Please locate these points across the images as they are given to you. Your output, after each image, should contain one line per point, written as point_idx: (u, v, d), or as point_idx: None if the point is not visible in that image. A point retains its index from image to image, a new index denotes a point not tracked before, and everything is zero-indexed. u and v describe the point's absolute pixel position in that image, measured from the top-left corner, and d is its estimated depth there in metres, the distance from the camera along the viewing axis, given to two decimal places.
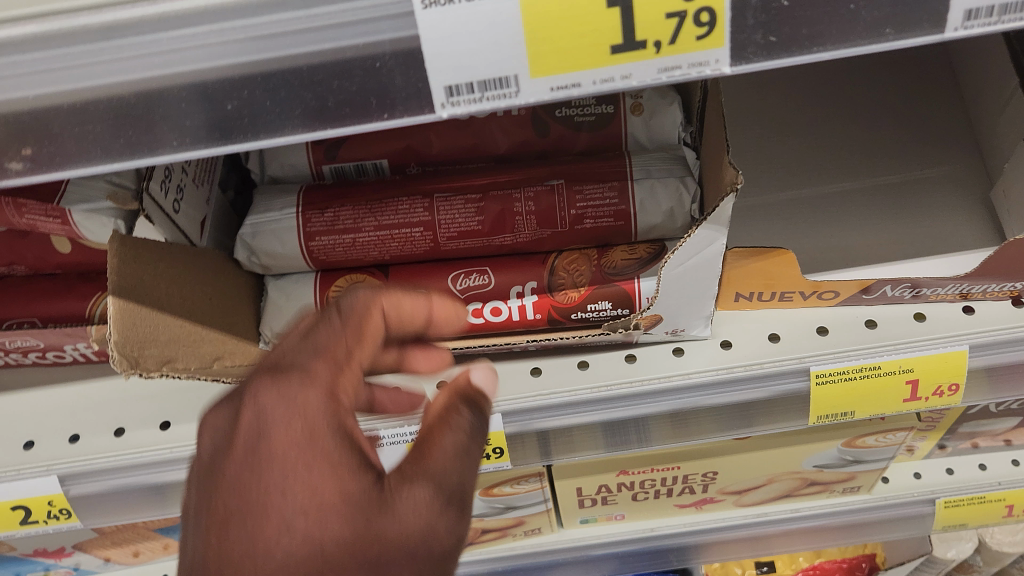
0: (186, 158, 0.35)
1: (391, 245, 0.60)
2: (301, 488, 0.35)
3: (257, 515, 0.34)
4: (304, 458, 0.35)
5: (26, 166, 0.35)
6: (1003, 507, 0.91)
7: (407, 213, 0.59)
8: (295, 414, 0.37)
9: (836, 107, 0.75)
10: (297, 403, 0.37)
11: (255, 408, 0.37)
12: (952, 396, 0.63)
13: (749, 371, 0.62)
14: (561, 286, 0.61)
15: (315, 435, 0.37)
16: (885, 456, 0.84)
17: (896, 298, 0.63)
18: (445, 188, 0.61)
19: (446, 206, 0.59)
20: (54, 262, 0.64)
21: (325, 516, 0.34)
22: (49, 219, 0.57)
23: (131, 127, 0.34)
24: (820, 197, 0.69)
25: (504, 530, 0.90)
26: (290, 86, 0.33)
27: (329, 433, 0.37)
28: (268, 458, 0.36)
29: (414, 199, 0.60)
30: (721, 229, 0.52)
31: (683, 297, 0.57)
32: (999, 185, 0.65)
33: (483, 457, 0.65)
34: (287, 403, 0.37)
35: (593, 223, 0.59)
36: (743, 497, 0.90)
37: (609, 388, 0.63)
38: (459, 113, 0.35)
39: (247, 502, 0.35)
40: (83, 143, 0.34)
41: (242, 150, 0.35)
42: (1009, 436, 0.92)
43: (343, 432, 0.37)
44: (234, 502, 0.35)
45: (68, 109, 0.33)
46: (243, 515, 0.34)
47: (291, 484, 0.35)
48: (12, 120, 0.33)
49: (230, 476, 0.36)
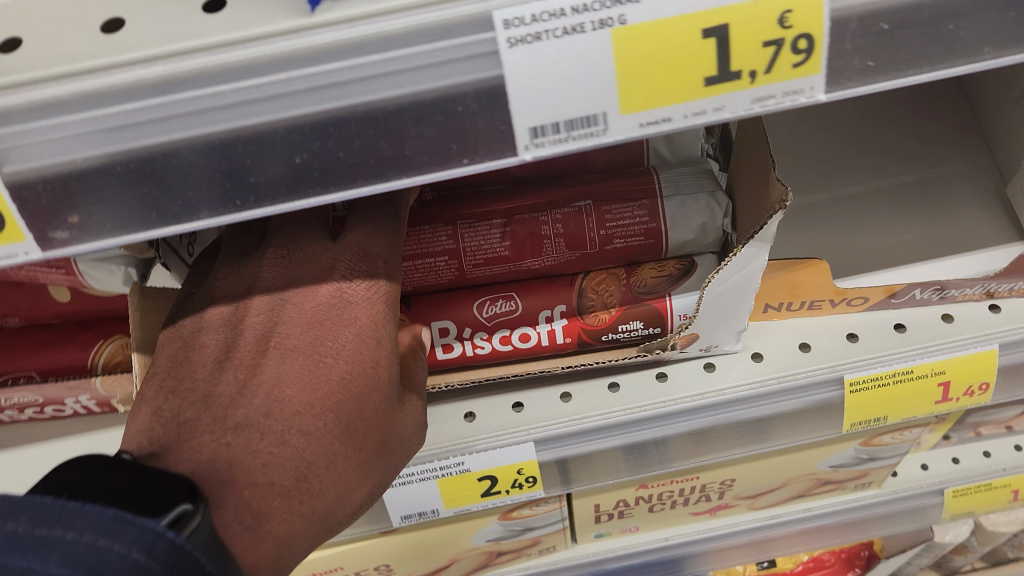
0: (249, 215, 0.32)
1: (415, 274, 0.58)
2: (290, 456, 0.41)
3: (248, 465, 0.40)
4: (298, 432, 0.42)
5: (71, 234, 0.32)
6: (1008, 493, 0.92)
7: (430, 243, 0.57)
8: (298, 388, 0.43)
9: (841, 106, 0.74)
10: (305, 378, 0.44)
11: (274, 365, 0.44)
12: (982, 395, 0.64)
13: (783, 383, 0.62)
14: (592, 309, 0.59)
15: (331, 406, 0.43)
16: (899, 452, 0.84)
17: (923, 300, 0.62)
18: (468, 213, 0.58)
19: (470, 233, 0.57)
20: (51, 312, 0.60)
21: (300, 480, 0.41)
22: (52, 270, 0.53)
23: (190, 186, 0.31)
24: (837, 200, 0.69)
25: (520, 550, 0.88)
26: (365, 136, 0.31)
27: (354, 402, 0.43)
28: (270, 416, 0.42)
29: (436, 227, 0.57)
30: (765, 246, 0.51)
31: (720, 313, 0.56)
32: (1016, 181, 0.64)
33: (516, 486, 0.63)
34: (294, 376, 0.44)
35: (623, 242, 0.57)
36: (757, 500, 0.90)
37: (642, 409, 0.62)
38: (542, 154, 0.33)
39: (236, 455, 0.40)
40: (137, 205, 0.31)
41: (308, 203, 0.33)
42: (1011, 422, 0.93)
43: (328, 415, 0.43)
44: (232, 445, 0.41)
45: (122, 171, 0.30)
46: (240, 463, 0.40)
47: (282, 446, 0.41)
48: (60, 185, 0.30)
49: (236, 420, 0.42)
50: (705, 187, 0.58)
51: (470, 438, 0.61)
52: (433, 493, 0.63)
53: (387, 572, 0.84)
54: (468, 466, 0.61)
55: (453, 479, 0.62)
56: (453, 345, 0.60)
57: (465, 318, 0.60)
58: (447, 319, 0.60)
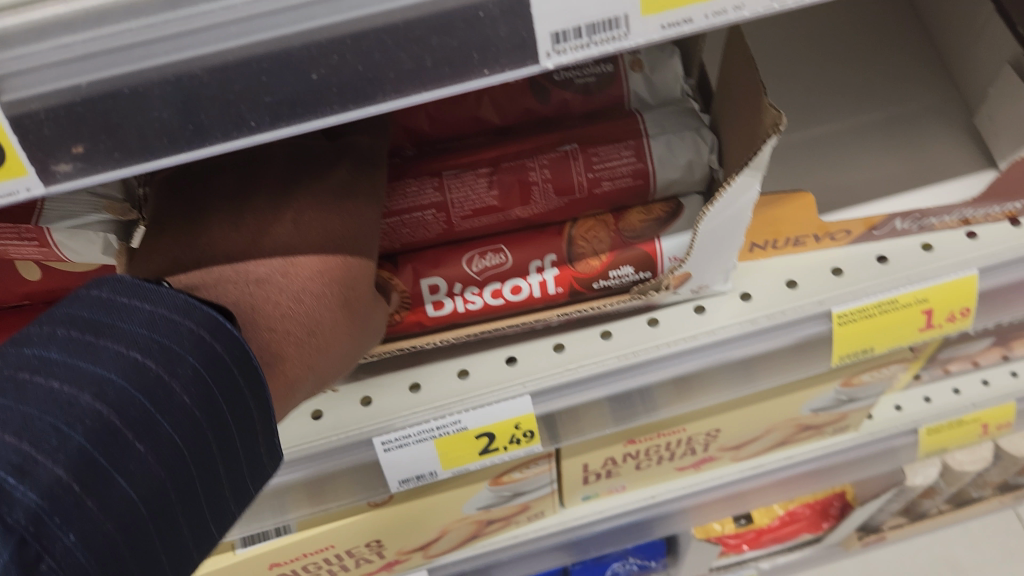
0: (264, 139, 0.31)
1: (403, 232, 0.57)
2: (302, 307, 0.44)
3: (262, 309, 0.43)
4: (314, 290, 0.45)
5: (77, 168, 0.30)
6: (978, 427, 0.95)
7: (417, 196, 0.57)
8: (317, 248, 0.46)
9: (806, 51, 0.75)
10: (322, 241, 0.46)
11: (299, 222, 0.46)
12: (963, 320, 0.65)
13: (773, 320, 0.62)
14: (582, 256, 0.59)
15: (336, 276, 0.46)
16: (875, 391, 0.85)
17: (904, 231, 0.63)
18: (454, 165, 0.58)
19: (457, 183, 0.57)
20: (21, 294, 0.57)
21: (309, 331, 0.44)
22: (24, 243, 0.50)
23: (202, 110, 0.30)
24: (810, 139, 0.70)
25: (509, 518, 0.88)
26: (385, 48, 0.30)
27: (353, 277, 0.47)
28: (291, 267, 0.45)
29: (422, 180, 0.57)
30: (759, 174, 0.51)
31: (713, 247, 0.56)
32: (983, 110, 0.66)
33: (514, 442, 0.62)
34: (314, 236, 0.46)
35: (611, 184, 0.57)
36: (740, 451, 0.91)
37: (637, 354, 0.61)
38: (564, 62, 0.32)
39: (257, 297, 0.43)
40: (147, 133, 0.30)
41: (325, 126, 0.32)
42: (978, 359, 0.95)
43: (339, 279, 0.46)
44: (254, 285, 0.43)
45: (132, 95, 0.29)
46: (258, 304, 0.43)
47: (297, 300, 0.44)
48: (65, 113, 0.29)
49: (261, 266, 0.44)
50: (691, 126, 0.58)
51: (465, 394, 0.61)
52: (431, 454, 0.61)
53: (378, 550, 0.83)
54: (465, 423, 0.60)
55: (451, 439, 0.61)
56: (444, 301, 0.59)
57: (456, 274, 0.59)
58: (438, 276, 0.59)
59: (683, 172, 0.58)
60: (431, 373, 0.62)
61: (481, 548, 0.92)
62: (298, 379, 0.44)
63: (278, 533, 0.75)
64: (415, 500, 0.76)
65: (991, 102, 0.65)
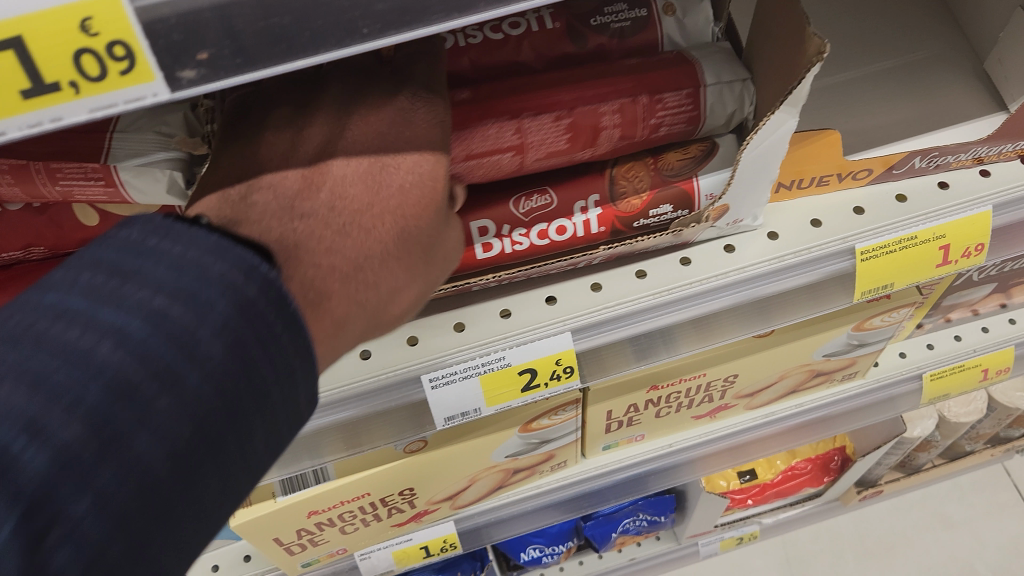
0: (374, 47, 0.33)
1: (479, 170, 0.58)
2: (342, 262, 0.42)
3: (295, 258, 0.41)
4: (358, 240, 0.43)
5: (200, 73, 0.32)
6: (979, 372, 0.99)
7: (496, 139, 0.57)
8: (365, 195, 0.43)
9: (819, 5, 0.78)
10: (371, 189, 0.44)
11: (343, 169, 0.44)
12: (977, 256, 0.68)
13: (800, 257, 0.65)
14: (624, 195, 0.61)
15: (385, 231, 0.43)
16: (884, 336, 0.88)
17: (922, 169, 0.66)
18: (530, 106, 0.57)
19: (535, 126, 0.57)
20: (77, 239, 0.59)
21: (349, 288, 0.43)
22: (89, 183, 0.52)
23: (320, 17, 0.32)
24: (828, 88, 0.72)
25: (534, 467, 0.90)
26: None
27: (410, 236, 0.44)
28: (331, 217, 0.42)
29: (501, 123, 0.57)
30: (796, 107, 0.53)
31: (751, 178, 0.58)
32: (994, 55, 0.69)
33: (555, 377, 0.65)
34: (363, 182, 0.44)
35: (668, 129, 0.60)
36: (754, 399, 0.94)
37: (672, 291, 0.64)
38: None
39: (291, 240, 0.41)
40: (268, 38, 0.32)
41: (428, 33, 0.34)
42: (979, 306, 0.98)
43: (395, 234, 0.44)
44: (293, 234, 0.41)
45: (258, 2, 0.31)
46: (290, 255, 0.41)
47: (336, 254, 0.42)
48: (194, 18, 0.31)
49: (303, 210, 0.42)
50: (739, 75, 0.60)
51: (508, 332, 0.63)
52: (476, 391, 0.64)
53: (410, 499, 0.85)
54: (509, 360, 0.63)
55: (495, 375, 0.63)
56: (493, 241, 0.61)
57: (502, 216, 0.61)
58: (486, 218, 0.60)
59: (726, 119, 0.61)
60: (475, 314, 0.64)
61: (506, 499, 0.94)
62: (347, 316, 0.43)
63: (317, 480, 0.77)
64: (448, 447, 0.79)
65: (1002, 46, 0.68)
